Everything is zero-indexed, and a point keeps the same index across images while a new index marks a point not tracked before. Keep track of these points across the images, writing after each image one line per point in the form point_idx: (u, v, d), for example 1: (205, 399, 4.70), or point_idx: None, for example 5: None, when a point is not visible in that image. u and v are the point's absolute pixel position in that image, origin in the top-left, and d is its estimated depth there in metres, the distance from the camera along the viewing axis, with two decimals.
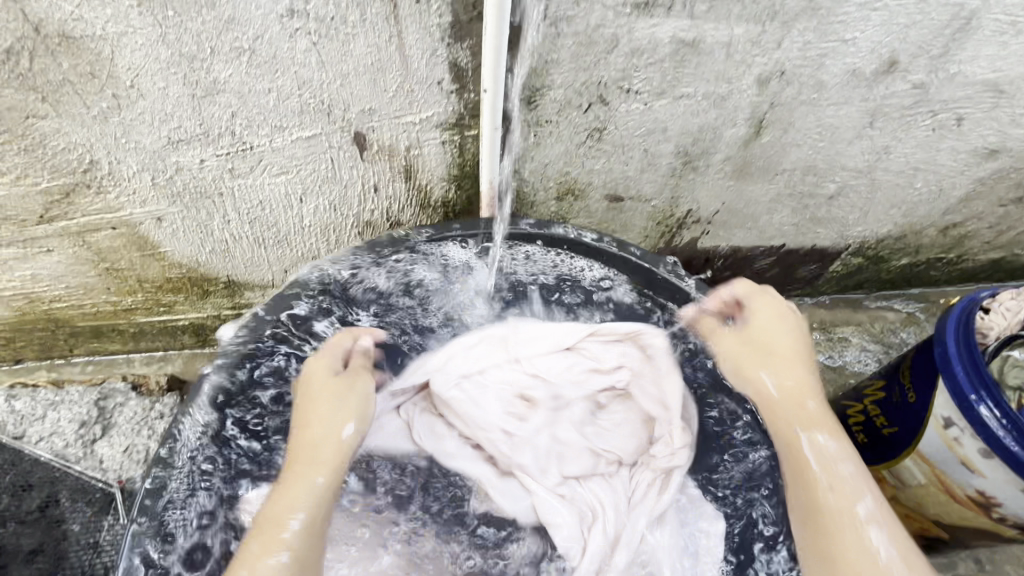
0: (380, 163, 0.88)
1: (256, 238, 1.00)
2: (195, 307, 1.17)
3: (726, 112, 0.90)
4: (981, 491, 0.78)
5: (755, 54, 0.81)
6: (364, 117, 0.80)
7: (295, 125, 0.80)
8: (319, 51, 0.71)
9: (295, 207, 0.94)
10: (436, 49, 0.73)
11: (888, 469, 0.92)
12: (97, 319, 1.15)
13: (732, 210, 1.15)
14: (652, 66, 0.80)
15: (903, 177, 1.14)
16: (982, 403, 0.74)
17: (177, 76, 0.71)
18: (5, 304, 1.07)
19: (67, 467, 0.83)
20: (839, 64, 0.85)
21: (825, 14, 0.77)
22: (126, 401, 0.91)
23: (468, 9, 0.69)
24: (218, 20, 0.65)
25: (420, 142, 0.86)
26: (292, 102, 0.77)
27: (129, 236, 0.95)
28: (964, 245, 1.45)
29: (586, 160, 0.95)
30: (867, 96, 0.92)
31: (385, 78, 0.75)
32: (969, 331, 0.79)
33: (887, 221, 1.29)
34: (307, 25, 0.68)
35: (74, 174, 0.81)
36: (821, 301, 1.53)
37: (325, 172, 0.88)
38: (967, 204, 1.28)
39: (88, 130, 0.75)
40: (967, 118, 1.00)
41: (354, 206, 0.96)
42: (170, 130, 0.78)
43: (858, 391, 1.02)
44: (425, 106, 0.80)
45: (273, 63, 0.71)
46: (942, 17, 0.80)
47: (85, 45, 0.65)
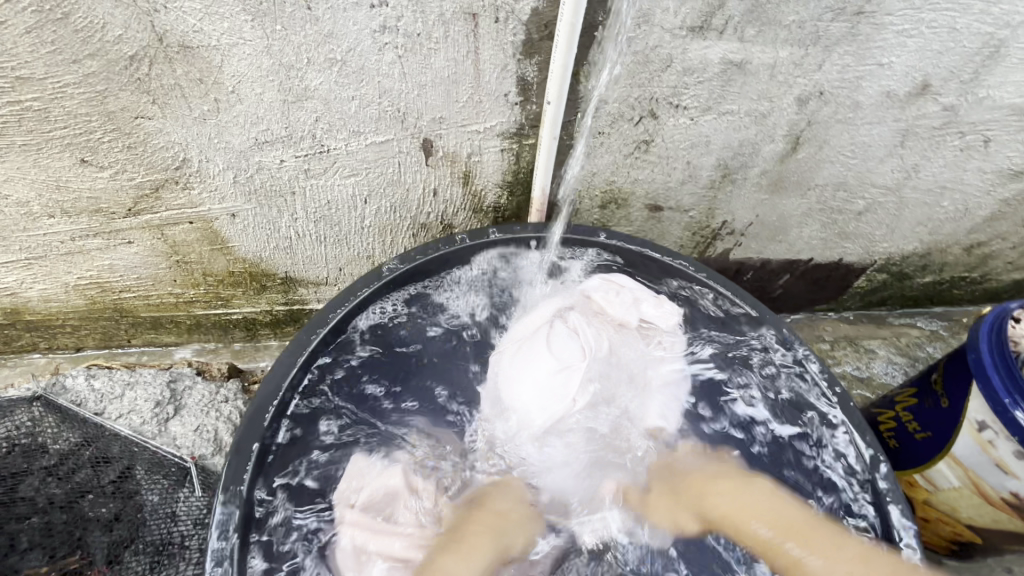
0: (442, 168, 0.96)
1: (317, 237, 1.07)
2: (251, 302, 1.23)
3: (766, 128, 0.97)
4: (1016, 493, 0.81)
5: (796, 75, 0.88)
6: (434, 125, 0.88)
7: (370, 131, 0.87)
8: (403, 63, 0.78)
9: (359, 207, 1.01)
10: (507, 64, 0.80)
11: (920, 473, 0.95)
12: (159, 311, 1.22)
13: (765, 223, 1.20)
14: (701, 84, 0.87)
15: (931, 196, 1.19)
16: (1016, 407, 0.78)
17: (274, 83, 0.78)
18: (79, 293, 1.14)
19: (145, 442, 0.89)
20: (875, 86, 0.91)
21: (864, 40, 0.83)
22: (194, 385, 0.97)
23: (540, 29, 0.76)
24: (318, 34, 0.73)
25: (482, 150, 0.93)
26: (371, 109, 0.84)
27: (203, 230, 1.02)
28: (987, 264, 1.48)
29: (632, 171, 1.01)
30: (899, 117, 0.98)
31: (458, 89, 0.82)
32: (1003, 338, 0.83)
33: (913, 238, 1.34)
34: (395, 40, 0.75)
35: (166, 171, 0.89)
36: (846, 315, 1.56)
37: (391, 176, 0.95)
38: (991, 223, 1.32)
39: (186, 130, 0.83)
40: (994, 139, 1.05)
41: (412, 208, 1.02)
42: (259, 133, 0.85)
43: (889, 398, 1.05)
44: (490, 116, 0.87)
45: (360, 73, 0.78)
46: (973, 45, 0.86)
47: (200, 54, 0.73)
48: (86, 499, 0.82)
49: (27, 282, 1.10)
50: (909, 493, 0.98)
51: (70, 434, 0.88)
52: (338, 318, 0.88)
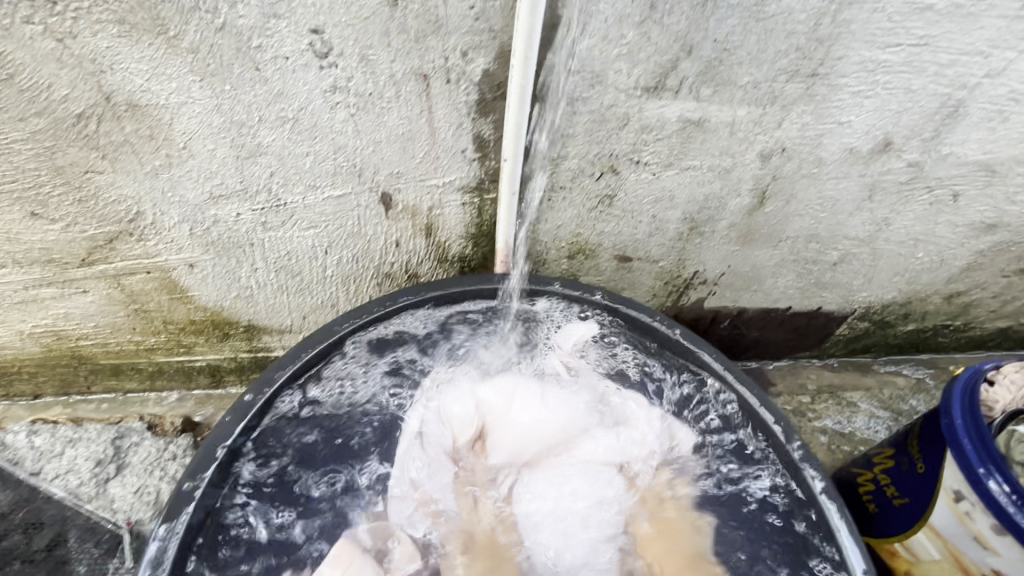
0: (403, 221, 0.94)
1: (279, 286, 1.05)
2: (214, 349, 1.20)
3: (731, 183, 0.96)
4: (998, 571, 0.76)
5: (756, 133, 0.87)
6: (392, 180, 0.87)
7: (327, 186, 0.86)
8: (356, 121, 0.77)
9: (320, 258, 1.00)
10: (462, 122, 0.79)
11: (901, 542, 0.90)
12: (119, 358, 1.19)
13: (738, 273, 1.19)
14: (661, 141, 0.86)
15: (905, 247, 1.18)
16: (990, 477, 0.74)
17: (226, 140, 0.78)
18: (35, 340, 1.11)
19: (78, 506, 0.84)
20: (836, 143, 0.91)
21: (821, 100, 0.83)
22: (141, 441, 0.93)
23: (493, 89, 0.76)
24: (268, 93, 0.73)
25: (442, 203, 0.92)
26: (326, 164, 0.83)
27: (161, 280, 1.00)
28: (970, 313, 1.46)
29: (597, 223, 1.00)
30: (864, 173, 0.97)
31: (414, 146, 0.82)
32: (974, 401, 0.80)
33: (891, 288, 1.32)
34: (347, 99, 0.75)
35: (120, 223, 0.87)
36: (830, 364, 1.53)
37: (351, 228, 0.94)
38: (969, 273, 1.30)
39: (139, 184, 0.82)
40: (963, 194, 1.05)
41: (375, 259, 1.01)
42: (213, 186, 0.84)
43: (868, 458, 1.01)
44: (448, 171, 0.87)
45: (314, 130, 0.78)
46: (931, 105, 0.86)
47: (149, 112, 0.73)
48: (12, 567, 0.79)
49: None
50: (891, 563, 0.92)
51: (0, 498, 0.85)
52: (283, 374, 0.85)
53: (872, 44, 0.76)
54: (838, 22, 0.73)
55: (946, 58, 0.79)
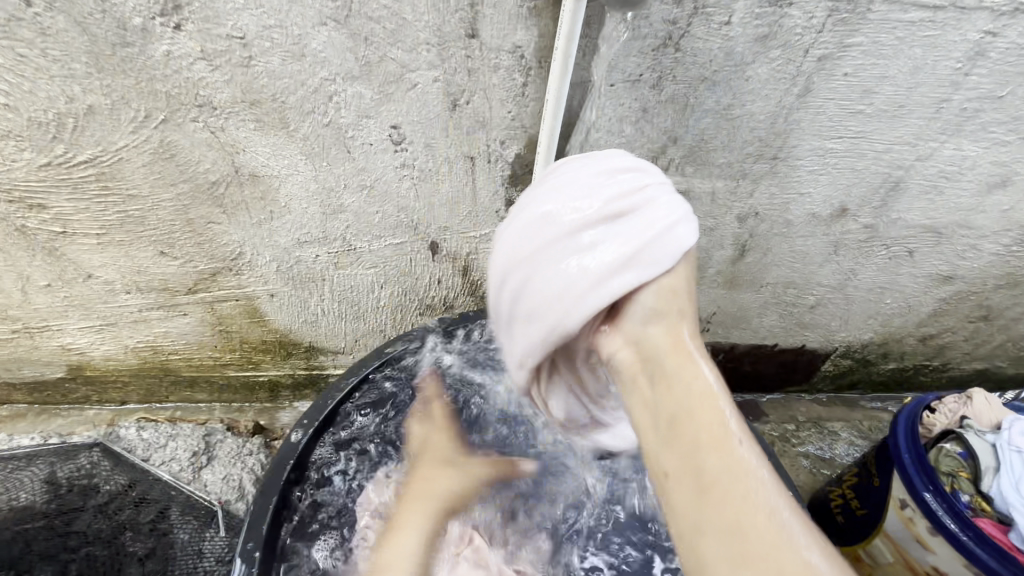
0: (445, 263, 1.17)
1: (339, 313, 1.27)
2: (277, 366, 1.42)
3: (714, 239, 1.16)
4: (936, 567, 0.90)
5: (733, 200, 1.08)
6: (440, 232, 1.09)
7: (388, 235, 1.09)
8: (416, 188, 1.01)
9: (376, 291, 1.22)
10: (498, 190, 1.02)
11: (864, 548, 1.05)
12: (198, 371, 1.41)
13: (727, 312, 1.37)
14: None
15: (874, 294, 1.36)
16: (924, 487, 0.90)
17: (317, 201, 1.01)
18: (134, 353, 1.34)
19: (180, 486, 1.03)
20: (800, 209, 1.11)
21: (784, 176, 1.04)
22: (225, 438, 1.15)
23: (523, 167, 0.98)
24: (354, 168, 0.96)
25: (478, 250, 1.14)
26: (390, 220, 1.06)
27: (246, 306, 1.23)
28: (945, 354, 1.61)
29: None
30: (827, 232, 1.17)
31: (459, 207, 1.05)
32: (915, 425, 0.97)
33: (868, 329, 1.49)
34: (411, 173, 0.98)
35: (225, 261, 1.11)
36: (818, 398, 1.68)
37: (404, 268, 1.17)
38: (938, 318, 1.47)
39: (245, 232, 1.06)
40: (917, 250, 1.24)
41: (420, 293, 1.23)
42: (301, 235, 1.07)
43: (839, 478, 1.17)
44: (485, 226, 1.09)
45: (385, 196, 1.01)
46: (876, 180, 1.06)
47: (265, 180, 0.97)
48: (127, 535, 0.99)
49: (94, 344, 1.30)
50: (857, 569, 1.07)
51: (120, 477, 1.04)
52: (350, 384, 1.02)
53: (820, 136, 0.98)
54: (791, 121, 0.95)
55: (882, 146, 1.00)
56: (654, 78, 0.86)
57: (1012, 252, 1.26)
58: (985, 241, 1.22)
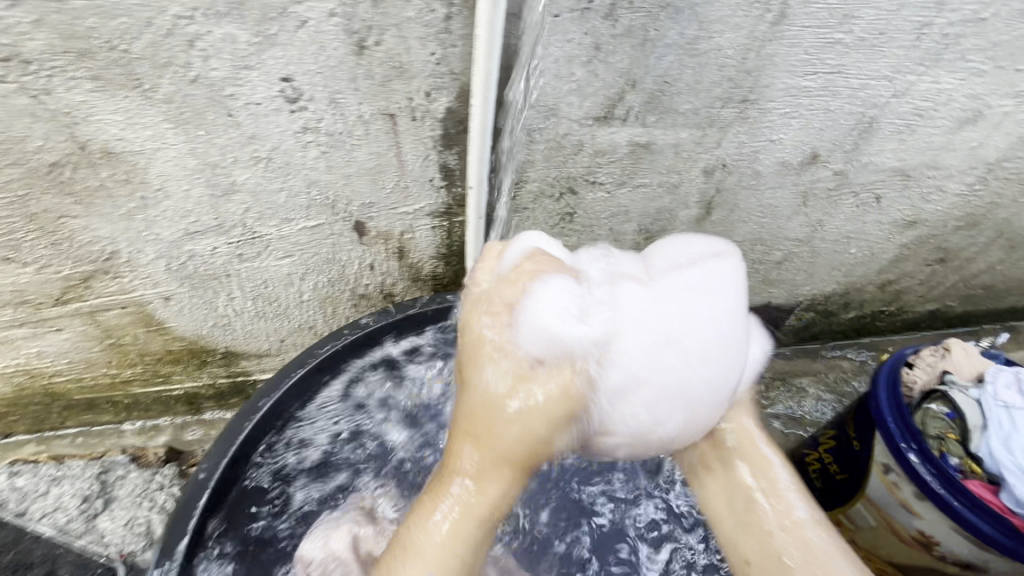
0: (376, 246, 0.99)
1: (256, 312, 1.09)
2: (192, 376, 1.22)
3: (679, 197, 1.04)
4: (922, 531, 0.87)
5: (699, 152, 0.96)
6: (364, 209, 0.91)
7: (301, 218, 0.90)
8: (327, 158, 0.82)
9: (296, 284, 1.04)
10: (429, 154, 0.85)
11: (844, 513, 1.00)
12: (94, 392, 1.19)
13: None
14: (612, 163, 0.94)
15: (840, 244, 1.30)
16: (911, 451, 0.84)
17: (200, 180, 0.81)
18: (6, 380, 1.11)
19: (68, 544, 1.05)
20: (770, 158, 1.00)
21: (753, 122, 0.92)
22: None
23: (456, 124, 0.81)
24: (242, 137, 0.76)
25: (413, 228, 0.97)
26: (300, 199, 0.87)
27: (137, 313, 1.01)
28: (903, 299, 1.59)
29: (560, 237, 1.08)
30: (797, 182, 1.07)
31: (384, 177, 0.87)
32: (897, 384, 0.91)
33: (831, 280, 1.44)
34: (318, 139, 0.79)
35: (95, 263, 0.89)
36: (782, 352, 1.64)
37: (326, 255, 0.99)
38: (898, 264, 1.43)
39: (113, 226, 0.84)
40: (884, 196, 1.17)
41: (350, 281, 1.05)
42: (188, 224, 0.87)
43: (814, 439, 1.12)
44: (418, 199, 0.92)
45: (287, 168, 0.82)
46: (849, 121, 0.96)
47: (123, 158, 0.75)
48: None
49: None
50: None
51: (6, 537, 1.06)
52: (268, 406, 0.86)
53: (793, 73, 0.86)
54: (763, 56, 0.82)
55: (857, 82, 0.90)
56: (607, 5, 0.70)
57: (974, 192, 1.21)
58: (950, 181, 1.17)
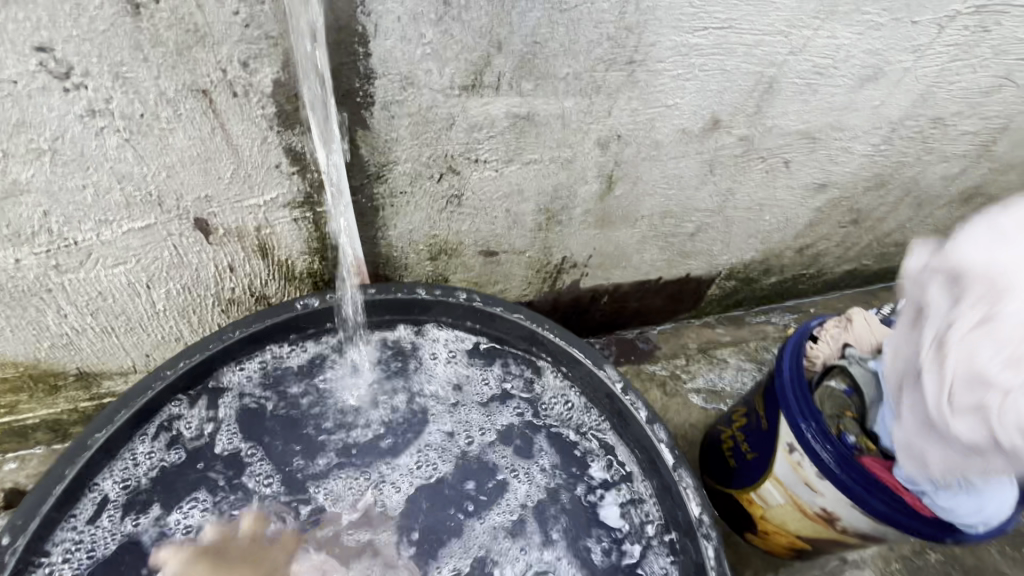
0: (230, 244, 0.86)
1: (103, 328, 0.94)
2: (45, 403, 1.06)
3: (576, 172, 0.95)
4: (825, 508, 0.85)
5: (589, 122, 0.87)
6: (202, 204, 0.78)
7: (122, 218, 0.76)
8: (134, 146, 0.67)
9: (143, 293, 0.89)
10: (266, 136, 0.71)
11: (755, 491, 0.98)
12: None
13: (605, 253, 1.21)
14: (494, 138, 0.83)
15: (753, 212, 1.26)
16: (810, 431, 0.81)
17: None
18: None
19: None
20: (669, 125, 0.92)
21: (644, 85, 0.84)
22: None
23: (290, 99, 0.68)
24: (5, 124, 0.61)
25: (270, 221, 0.84)
26: (114, 196, 0.72)
27: None
28: (820, 261, 1.59)
29: (451, 222, 0.97)
30: (700, 150, 1.00)
31: (216, 166, 0.73)
32: (799, 361, 0.88)
33: (748, 249, 1.41)
34: (113, 123, 0.64)
35: None
36: (708, 322, 1.62)
37: (170, 258, 0.84)
38: (813, 228, 1.42)
39: None
40: (792, 160, 1.12)
41: (210, 286, 0.92)
42: None
43: (729, 416, 1.09)
44: (267, 188, 0.78)
45: (83, 161, 0.67)
46: (747, 82, 0.89)
47: None
48: None
49: None
50: (749, 509, 1.01)
51: None
52: (104, 436, 0.77)
53: (680, 29, 0.77)
54: (643, 10, 0.73)
55: (751, 39, 0.82)
56: None
57: (881, 152, 1.19)
58: (856, 142, 1.13)
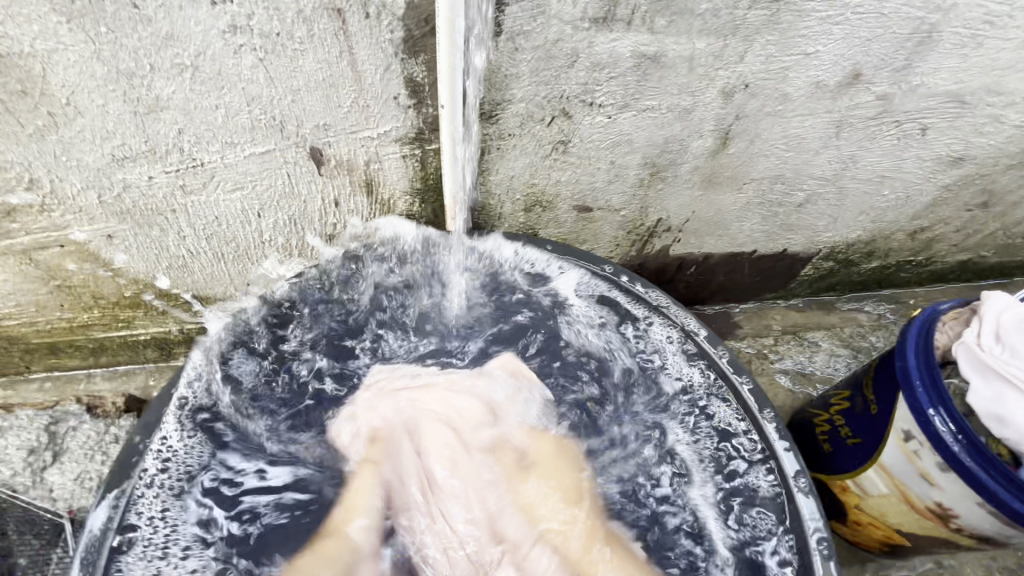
0: (339, 178, 0.86)
1: (214, 253, 0.98)
2: (156, 322, 1.13)
3: (691, 124, 0.89)
4: (940, 503, 0.79)
5: (717, 67, 0.80)
6: (319, 133, 0.78)
7: (246, 142, 0.77)
8: (267, 67, 0.68)
9: (254, 222, 0.92)
10: (390, 64, 0.70)
11: (852, 479, 0.93)
12: (52, 337, 1.11)
13: (702, 218, 1.14)
14: (614, 80, 0.79)
15: (871, 185, 1.15)
16: (937, 418, 0.75)
17: (116, 93, 0.68)
18: None
19: (14, 498, 0.81)
20: (803, 77, 0.84)
21: (786, 28, 0.76)
22: (79, 425, 0.89)
23: (420, 24, 0.66)
24: (156, 37, 0.63)
25: (380, 157, 0.84)
26: (241, 118, 0.74)
27: (79, 253, 0.91)
28: (932, 248, 1.45)
29: (552, 172, 0.94)
30: (831, 108, 0.91)
31: (338, 93, 0.73)
32: (928, 343, 0.80)
33: (856, 227, 1.30)
34: (251, 41, 0.65)
35: (14, 194, 0.78)
36: (794, 304, 1.52)
37: (282, 188, 0.86)
38: (934, 209, 1.28)
39: (24, 149, 0.72)
40: (931, 127, 1.01)
41: (314, 220, 0.93)
42: (114, 148, 0.74)
43: (824, 399, 1.03)
44: (382, 121, 0.78)
45: (218, 79, 0.68)
46: (903, 31, 0.80)
47: (14, 62, 0.62)
48: None
49: None
50: (841, 498, 0.96)
51: None
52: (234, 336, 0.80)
53: None
54: None
55: None
56: None
57: None
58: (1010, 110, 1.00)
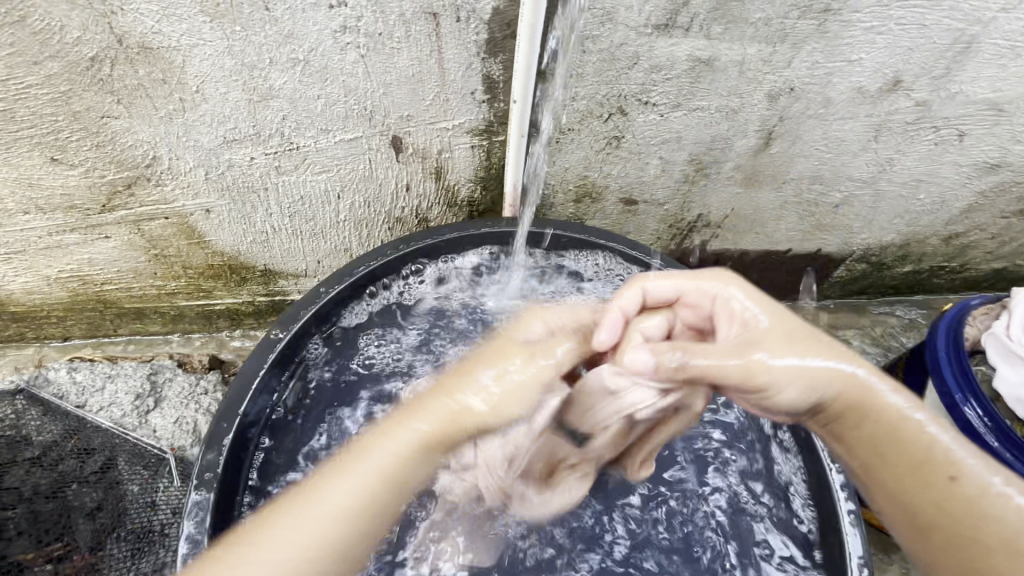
0: (413, 164, 0.95)
1: (293, 230, 1.07)
2: (232, 293, 1.24)
3: (737, 124, 0.96)
4: None
5: (766, 72, 0.87)
6: (402, 123, 0.88)
7: (338, 129, 0.87)
8: (366, 63, 0.78)
9: (332, 203, 1.02)
10: (472, 63, 0.80)
11: None
12: (142, 302, 1.23)
13: (741, 215, 1.20)
14: (669, 81, 0.87)
15: (908, 188, 1.19)
16: (966, 403, 0.80)
17: (237, 83, 0.79)
18: (60, 285, 1.16)
19: (125, 434, 0.92)
20: (846, 82, 0.91)
21: (833, 37, 0.83)
22: (173, 376, 1.01)
23: (503, 28, 0.75)
24: (278, 35, 0.73)
25: (452, 146, 0.93)
26: (338, 107, 0.84)
27: (179, 225, 1.03)
28: (966, 254, 1.47)
29: (604, 166, 1.02)
30: (871, 112, 0.97)
31: (424, 88, 0.82)
32: (958, 336, 0.86)
33: (891, 230, 1.34)
34: (356, 40, 0.75)
35: (137, 168, 0.89)
36: (825, 304, 1.56)
37: (363, 172, 0.96)
38: (970, 215, 1.32)
39: (153, 129, 0.84)
40: (968, 134, 1.05)
41: (385, 203, 1.02)
42: (226, 131, 0.85)
43: None
44: (458, 113, 0.87)
45: (324, 73, 0.79)
46: (944, 41, 0.86)
47: (160, 54, 0.74)
48: (71, 488, 0.85)
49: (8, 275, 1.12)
50: None
51: (53, 427, 0.91)
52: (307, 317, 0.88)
53: None
54: None
55: None
56: None
57: None
58: None
